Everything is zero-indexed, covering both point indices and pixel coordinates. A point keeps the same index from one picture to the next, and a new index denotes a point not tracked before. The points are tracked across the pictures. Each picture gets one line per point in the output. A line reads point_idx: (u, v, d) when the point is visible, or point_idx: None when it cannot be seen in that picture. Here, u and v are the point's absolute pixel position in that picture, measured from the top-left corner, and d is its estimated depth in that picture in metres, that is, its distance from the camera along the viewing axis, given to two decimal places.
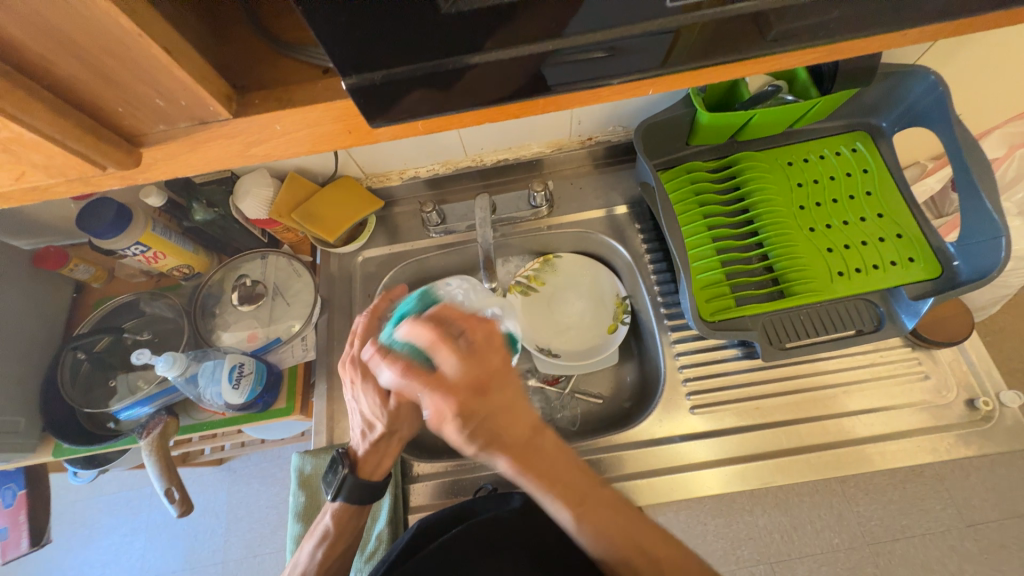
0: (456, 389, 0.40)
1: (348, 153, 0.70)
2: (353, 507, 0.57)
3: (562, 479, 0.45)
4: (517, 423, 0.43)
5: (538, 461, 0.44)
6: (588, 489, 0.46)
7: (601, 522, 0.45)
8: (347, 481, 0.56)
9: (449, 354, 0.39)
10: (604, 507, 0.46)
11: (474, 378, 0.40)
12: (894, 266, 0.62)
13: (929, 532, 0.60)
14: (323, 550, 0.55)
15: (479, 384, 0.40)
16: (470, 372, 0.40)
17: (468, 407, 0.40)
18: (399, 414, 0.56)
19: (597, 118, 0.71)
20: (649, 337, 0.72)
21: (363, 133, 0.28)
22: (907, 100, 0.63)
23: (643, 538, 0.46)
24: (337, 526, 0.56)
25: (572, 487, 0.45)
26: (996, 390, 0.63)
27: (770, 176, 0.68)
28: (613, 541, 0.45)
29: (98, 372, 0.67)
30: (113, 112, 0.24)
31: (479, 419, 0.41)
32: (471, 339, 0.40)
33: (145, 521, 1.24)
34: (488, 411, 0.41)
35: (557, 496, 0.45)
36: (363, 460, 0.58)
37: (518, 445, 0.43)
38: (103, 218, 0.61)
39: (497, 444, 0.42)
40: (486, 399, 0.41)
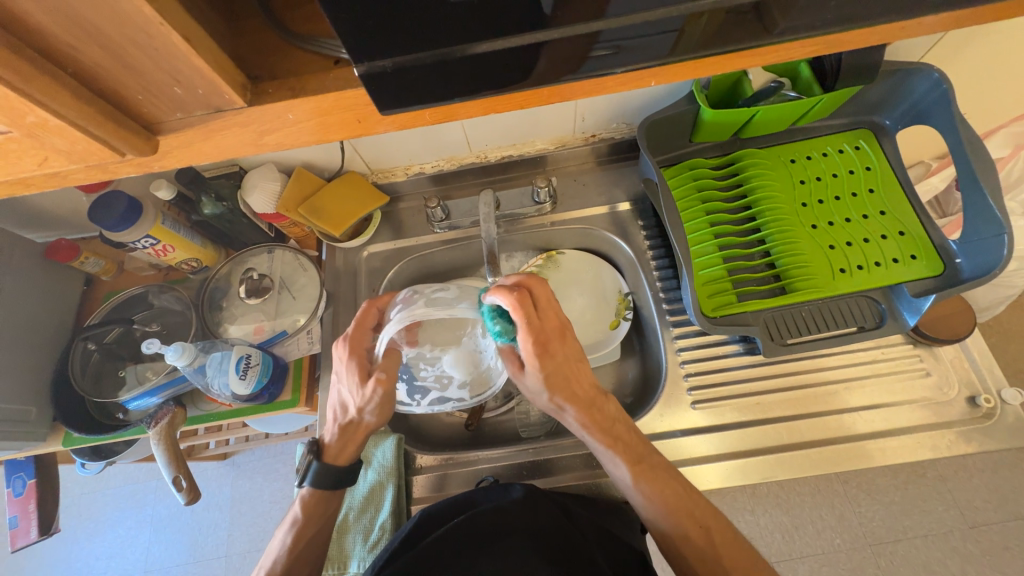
0: (544, 330, 0.52)
1: (354, 148, 0.71)
2: (320, 493, 0.59)
3: (620, 438, 0.54)
4: (582, 379, 0.55)
5: (602, 421, 0.55)
6: (646, 453, 0.54)
7: (651, 482, 0.52)
8: (312, 467, 0.58)
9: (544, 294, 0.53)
10: (660, 471, 0.53)
11: (554, 325, 0.53)
12: (896, 264, 0.62)
13: (929, 534, 0.74)
14: (292, 536, 0.57)
15: (559, 330, 0.53)
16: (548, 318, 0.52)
17: (551, 346, 0.53)
18: (370, 404, 0.58)
19: (601, 115, 0.72)
20: (651, 334, 0.73)
21: (371, 123, 0.29)
22: (910, 99, 0.63)
23: (691, 506, 0.52)
24: (307, 514, 0.58)
25: (630, 447, 0.54)
26: (998, 387, 0.63)
27: (773, 173, 0.69)
28: (661, 499, 0.52)
29: (108, 362, 0.69)
30: (132, 99, 0.25)
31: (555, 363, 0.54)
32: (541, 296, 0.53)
33: (150, 514, 1.25)
34: (563, 360, 0.54)
35: (617, 450, 0.54)
36: (332, 446, 0.61)
37: (585, 398, 0.55)
38: (115, 211, 0.62)
39: (566, 393, 0.55)
40: (561, 344, 0.53)
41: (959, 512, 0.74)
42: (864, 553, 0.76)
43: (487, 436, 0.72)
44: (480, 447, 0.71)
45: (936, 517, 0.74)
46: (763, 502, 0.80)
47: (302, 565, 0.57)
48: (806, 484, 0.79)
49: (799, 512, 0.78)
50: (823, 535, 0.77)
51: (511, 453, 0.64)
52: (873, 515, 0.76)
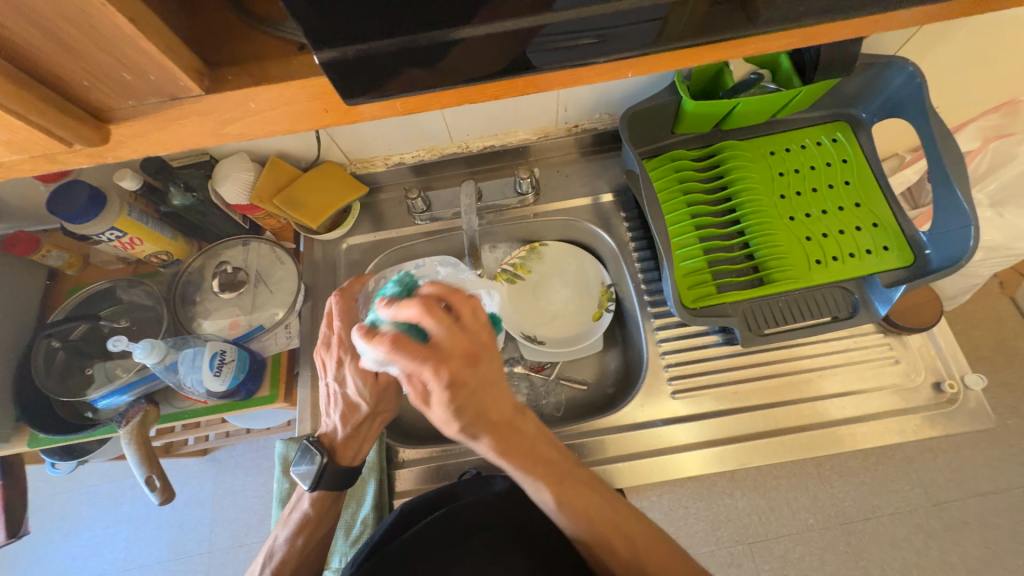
0: (453, 359, 0.39)
1: (331, 137, 0.69)
2: (331, 494, 0.58)
3: (540, 458, 0.48)
4: (501, 404, 0.45)
5: (514, 454, 0.47)
6: (567, 469, 0.50)
7: (575, 501, 0.48)
8: (328, 469, 0.57)
9: (444, 322, 0.39)
10: (581, 485, 0.50)
11: (470, 351, 0.40)
12: (869, 255, 0.64)
13: (895, 512, 0.78)
14: (303, 537, 0.57)
15: (473, 355, 0.40)
16: (453, 349, 0.39)
17: (464, 378, 0.40)
18: (384, 394, 0.60)
19: (583, 105, 0.71)
20: (632, 324, 0.73)
21: (340, 112, 0.27)
22: (885, 93, 0.64)
23: (616, 518, 0.49)
24: (317, 513, 0.57)
25: (552, 465, 0.49)
26: (961, 373, 0.66)
27: (753, 165, 0.69)
28: (581, 513, 0.48)
29: (74, 360, 0.66)
30: (77, 84, 0.24)
31: (468, 398, 0.41)
32: (460, 313, 0.40)
33: (128, 511, 1.22)
34: (478, 393, 0.42)
35: (537, 474, 0.48)
36: (342, 447, 0.59)
37: (501, 428, 0.46)
38: (75, 202, 0.59)
39: (481, 426, 0.44)
40: (478, 372, 0.41)
41: (924, 491, 0.79)
42: (834, 533, 0.79)
43: None
44: (463, 440, 0.70)
45: (902, 496, 0.78)
46: (742, 484, 0.80)
47: (311, 559, 0.57)
48: (782, 468, 0.80)
49: (776, 494, 0.79)
50: (798, 517, 0.79)
51: None
52: (845, 496, 0.78)
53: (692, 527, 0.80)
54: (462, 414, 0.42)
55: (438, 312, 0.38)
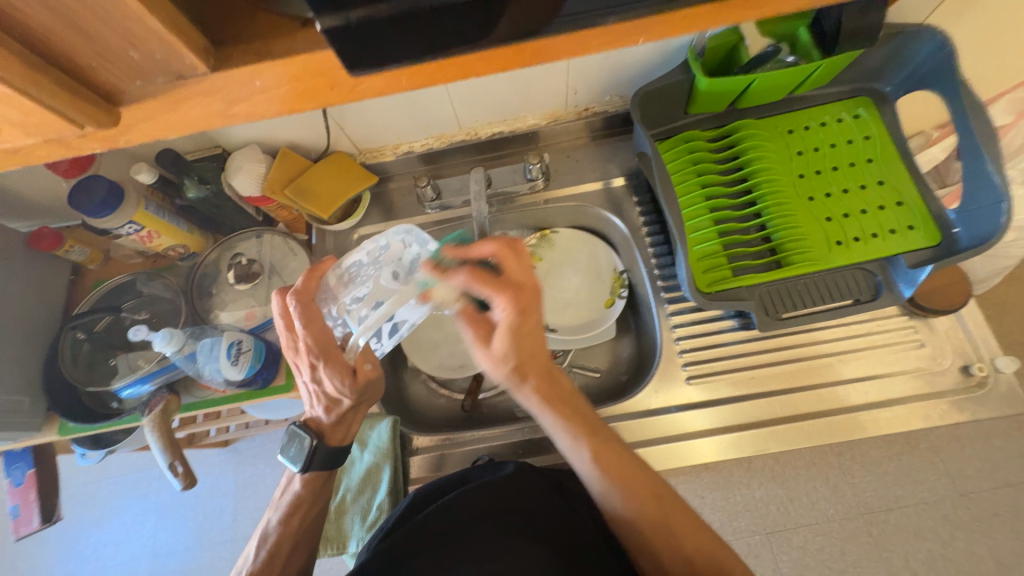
0: (521, 291, 0.46)
1: (341, 127, 0.69)
2: (323, 474, 0.59)
3: (579, 413, 0.53)
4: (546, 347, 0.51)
5: (558, 397, 0.53)
6: (602, 428, 0.53)
7: (606, 457, 0.51)
8: (317, 452, 0.58)
9: (513, 261, 0.46)
10: (611, 447, 0.52)
11: (530, 290, 0.46)
12: (894, 235, 0.61)
13: (920, 502, 0.76)
14: (296, 516, 0.58)
15: (536, 292, 0.47)
16: (523, 282, 0.46)
17: (529, 309, 0.46)
18: (362, 389, 0.58)
19: (593, 87, 0.70)
20: (646, 310, 0.73)
21: (344, 89, 0.27)
22: (913, 64, 0.61)
23: (648, 484, 0.50)
24: (309, 493, 0.58)
25: (587, 420, 0.53)
26: (991, 356, 0.63)
27: (770, 144, 0.67)
28: (609, 472, 0.50)
29: (99, 351, 0.68)
30: (85, 64, 0.24)
31: (527, 333, 0.48)
32: (524, 255, 0.46)
33: (155, 499, 1.27)
34: (534, 331, 0.49)
35: (575, 430, 0.51)
36: (331, 430, 0.60)
37: (543, 371, 0.52)
38: (95, 196, 0.60)
39: (529, 363, 0.51)
40: (540, 312, 0.47)
41: (951, 481, 0.76)
42: (856, 523, 0.77)
43: (484, 416, 0.72)
44: (477, 427, 0.71)
45: (927, 486, 0.76)
46: (759, 474, 0.79)
47: (304, 538, 0.58)
48: (802, 458, 0.78)
49: (794, 484, 0.78)
50: (817, 506, 0.78)
51: (509, 432, 0.64)
52: (867, 485, 0.77)
53: (708, 517, 0.79)
54: (520, 348, 0.49)
55: (511, 254, 0.46)
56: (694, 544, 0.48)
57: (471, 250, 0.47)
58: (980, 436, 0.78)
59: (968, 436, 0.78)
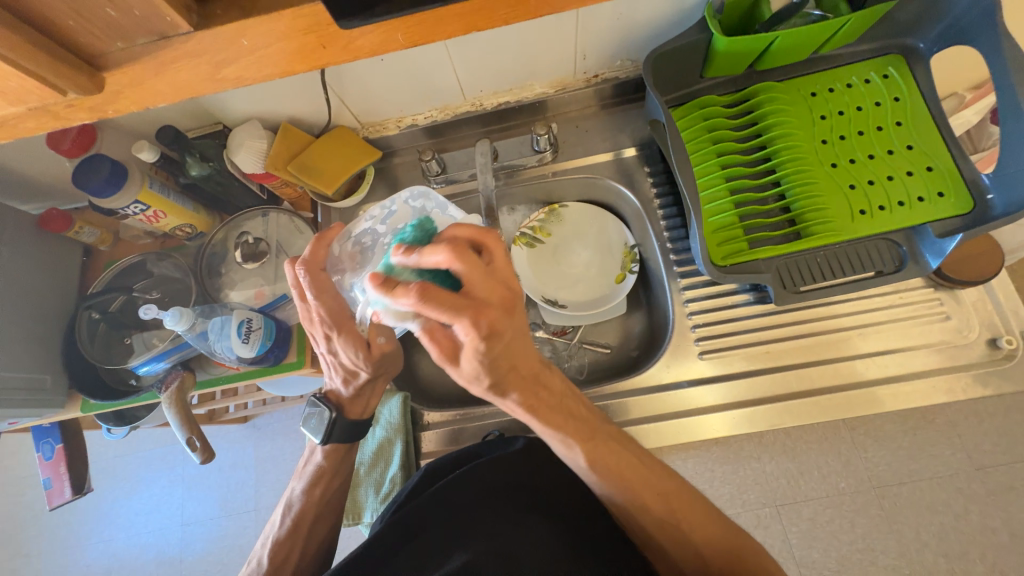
0: (488, 305, 0.37)
1: (342, 100, 0.67)
2: (343, 445, 0.60)
3: (570, 416, 0.47)
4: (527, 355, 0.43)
5: (547, 404, 0.46)
6: (595, 424, 0.49)
7: (604, 459, 0.47)
8: (338, 424, 0.59)
9: (475, 272, 0.38)
10: (610, 444, 0.48)
11: (498, 305, 0.38)
12: (922, 202, 0.58)
13: (935, 476, 0.75)
14: (320, 487, 0.59)
15: (511, 302, 0.39)
16: (493, 290, 0.38)
17: (502, 326, 0.38)
18: (378, 361, 0.58)
19: (604, 50, 0.66)
20: (658, 285, 0.71)
21: (338, 49, 0.28)
22: (950, 15, 0.56)
23: (652, 480, 0.48)
24: (331, 464, 0.59)
25: (582, 422, 0.48)
26: (1021, 328, 0.61)
27: (792, 109, 0.63)
28: (606, 471, 0.47)
29: (114, 331, 0.69)
30: (64, 25, 0.24)
31: (503, 352, 0.39)
32: (495, 256, 0.40)
33: (180, 473, 1.32)
34: (511, 344, 0.40)
35: (568, 432, 0.47)
36: (349, 404, 0.61)
37: (528, 379, 0.44)
38: (99, 175, 0.60)
39: (509, 380, 0.42)
40: (518, 320, 0.40)
41: (967, 455, 0.75)
42: (868, 496, 0.77)
43: None
44: (487, 403, 0.71)
45: (942, 460, 0.75)
46: (770, 448, 0.79)
47: (327, 510, 0.59)
48: (814, 432, 0.78)
49: (806, 458, 0.78)
50: (829, 480, 0.78)
51: None
52: (880, 459, 0.76)
53: (717, 490, 0.80)
54: (499, 366, 0.40)
55: (468, 260, 0.38)
56: (704, 537, 0.47)
57: (422, 258, 0.39)
58: (1000, 411, 0.76)
59: (986, 410, 0.76)
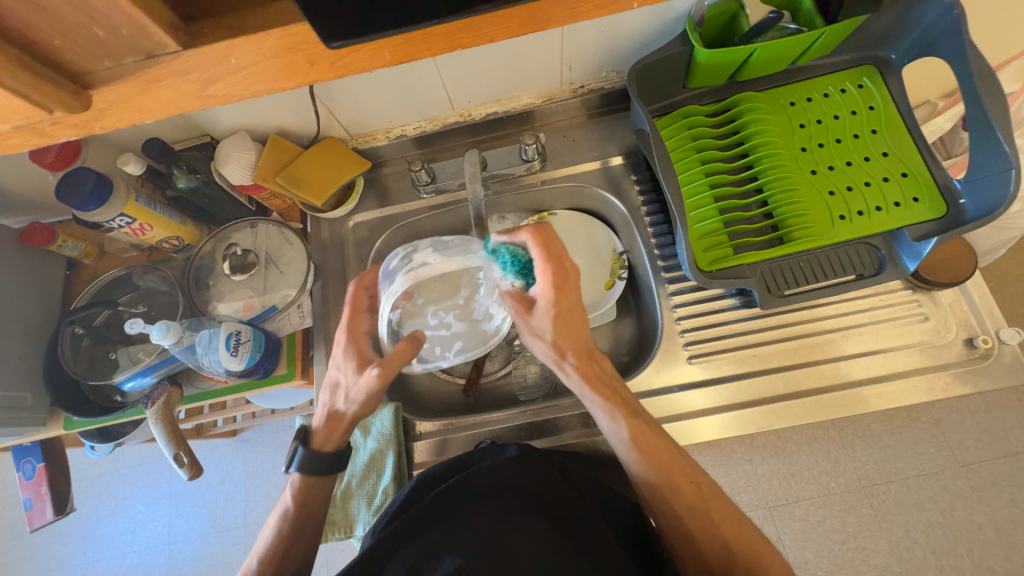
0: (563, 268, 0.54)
1: (330, 112, 0.67)
2: (308, 479, 0.58)
3: (616, 395, 0.55)
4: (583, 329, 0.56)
5: (602, 378, 0.56)
6: (639, 412, 0.55)
7: (646, 441, 0.53)
8: (301, 454, 0.57)
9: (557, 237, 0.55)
10: (650, 432, 0.54)
11: (571, 269, 0.54)
12: (898, 207, 0.60)
13: (921, 473, 0.77)
14: (285, 522, 0.57)
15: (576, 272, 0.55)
16: (566, 258, 0.54)
17: (569, 284, 0.54)
18: (358, 400, 0.56)
19: (589, 63, 0.67)
20: (646, 291, 0.72)
21: (323, 66, 0.28)
22: (918, 28, 0.59)
23: (684, 465, 0.53)
24: (297, 501, 0.58)
25: (625, 404, 0.55)
26: (996, 328, 0.62)
27: (772, 118, 0.65)
28: (653, 460, 0.52)
29: (98, 346, 0.68)
30: (49, 45, 0.25)
31: (566, 306, 0.54)
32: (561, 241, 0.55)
33: (168, 489, 1.29)
34: (572, 308, 0.55)
35: (613, 408, 0.54)
36: (321, 437, 0.59)
37: (585, 349, 0.56)
38: (82, 189, 0.59)
39: (569, 336, 0.55)
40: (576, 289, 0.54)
41: (951, 452, 0.77)
42: (857, 496, 0.78)
43: (486, 399, 0.73)
44: (479, 412, 0.71)
45: (928, 458, 0.77)
46: (761, 451, 0.81)
47: (298, 545, 0.57)
48: (803, 433, 0.80)
49: (796, 459, 0.79)
50: (819, 480, 0.79)
51: (511, 415, 0.65)
52: (868, 459, 0.78)
53: None
54: (561, 321, 0.55)
55: (547, 237, 0.54)
56: (731, 531, 0.50)
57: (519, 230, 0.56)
58: (981, 408, 0.78)
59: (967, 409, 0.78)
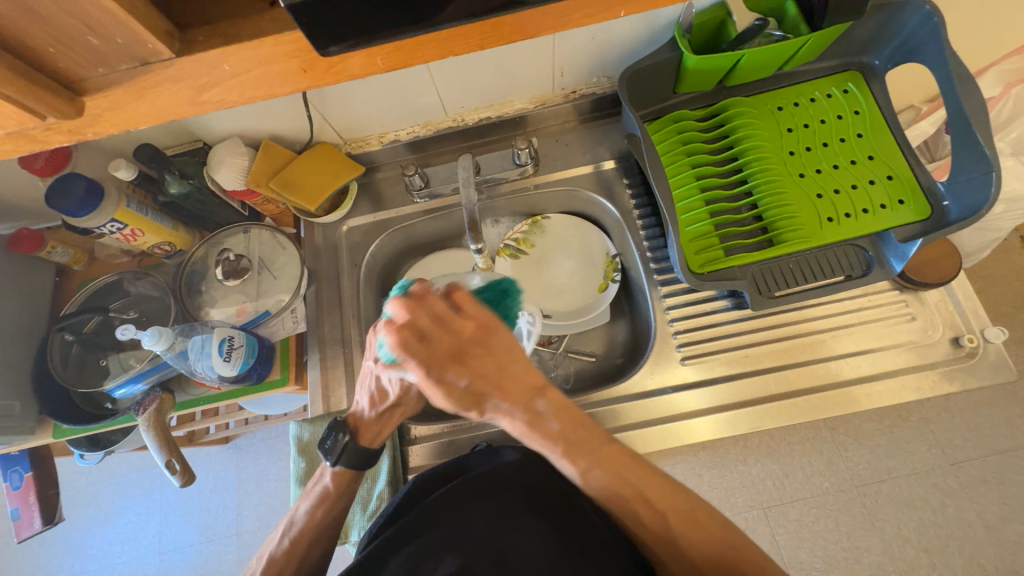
0: (439, 356, 0.41)
1: (323, 117, 0.68)
2: (351, 471, 0.58)
3: (567, 437, 0.46)
4: (514, 385, 0.44)
5: (545, 427, 0.45)
6: (595, 446, 0.47)
7: (604, 470, 0.47)
8: (348, 446, 0.56)
9: (427, 315, 0.42)
10: (608, 460, 0.47)
11: (452, 350, 0.41)
12: (884, 209, 0.61)
13: (912, 472, 0.78)
14: (323, 509, 0.57)
15: (463, 349, 0.42)
16: (440, 338, 0.41)
17: (458, 369, 0.42)
18: (414, 394, 0.56)
19: (580, 68, 0.68)
20: (639, 294, 0.73)
21: (318, 72, 0.28)
22: (901, 35, 0.60)
23: (641, 482, 0.48)
24: (338, 487, 0.57)
25: (579, 445, 0.46)
26: (981, 327, 0.64)
27: (760, 122, 0.67)
28: (613, 484, 0.47)
29: (88, 353, 0.67)
30: (44, 52, 0.25)
31: (467, 381, 0.42)
32: (439, 311, 0.42)
33: (158, 499, 1.27)
34: (477, 379, 0.43)
35: (562, 454, 0.46)
36: (364, 427, 0.58)
37: (517, 404, 0.44)
38: (73, 195, 0.59)
39: (493, 405, 0.44)
40: (472, 363, 0.42)
41: (941, 451, 0.78)
42: (850, 495, 0.78)
43: None
44: (474, 415, 0.71)
45: (918, 457, 0.78)
46: (755, 451, 0.81)
47: (328, 530, 0.58)
48: (796, 434, 0.79)
49: (790, 459, 0.80)
50: (812, 480, 0.79)
51: None
52: (860, 458, 0.78)
53: (707, 494, 0.80)
54: (466, 398, 0.43)
55: (412, 322, 0.41)
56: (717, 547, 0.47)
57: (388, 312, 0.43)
58: (969, 406, 0.80)
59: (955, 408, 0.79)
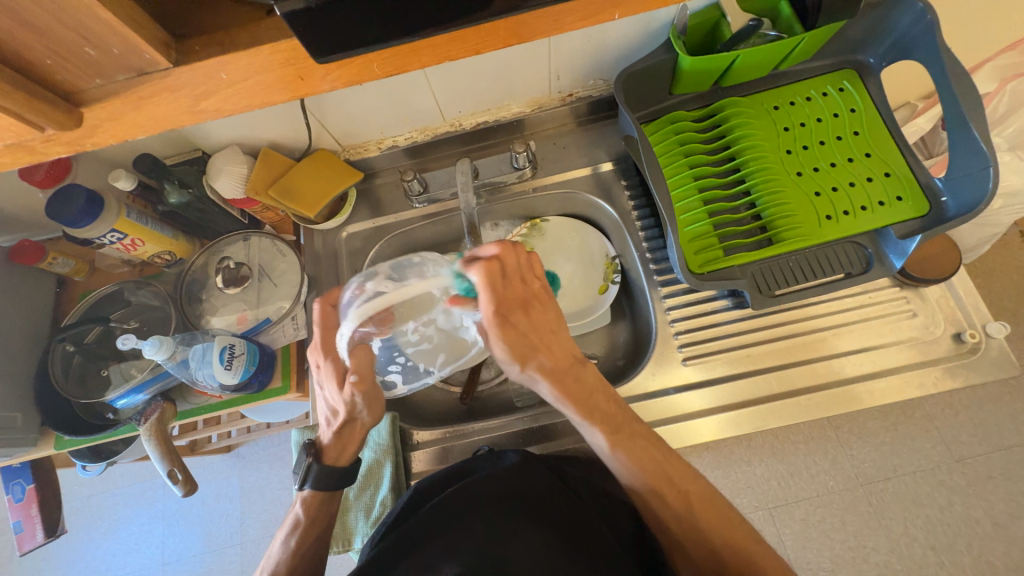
0: (509, 298, 0.51)
1: (322, 124, 0.68)
2: (322, 494, 0.58)
3: (596, 408, 0.54)
4: (559, 347, 0.55)
5: (578, 390, 0.54)
6: (623, 422, 0.54)
7: (630, 450, 0.52)
8: (312, 471, 0.57)
9: (512, 260, 0.52)
10: (635, 439, 0.53)
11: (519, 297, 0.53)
12: (882, 207, 0.61)
13: (918, 470, 0.77)
14: (296, 537, 0.56)
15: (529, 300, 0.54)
16: (515, 284, 0.52)
17: (518, 314, 0.53)
18: (360, 404, 0.58)
19: (576, 71, 0.69)
20: (639, 295, 0.73)
21: (314, 80, 0.29)
22: (895, 32, 0.60)
23: (669, 468, 0.52)
24: (309, 513, 0.57)
25: (607, 415, 0.54)
26: (983, 322, 0.64)
27: (757, 122, 0.67)
28: (644, 468, 0.52)
29: (90, 363, 0.67)
30: (42, 65, 0.25)
31: (522, 330, 0.53)
32: (522, 259, 0.53)
33: (161, 508, 1.27)
34: (538, 323, 0.55)
35: (594, 421, 0.53)
36: (328, 448, 0.59)
37: (559, 367, 0.54)
38: (73, 206, 0.59)
39: (539, 363, 0.54)
40: (538, 308, 0.55)
41: (947, 448, 0.77)
42: (856, 493, 0.78)
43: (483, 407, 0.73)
44: (476, 419, 0.71)
45: (924, 454, 0.77)
46: (759, 451, 0.80)
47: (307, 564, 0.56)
48: (800, 433, 0.79)
49: (794, 458, 0.79)
50: (818, 479, 0.79)
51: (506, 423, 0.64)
52: (865, 457, 0.78)
53: None
54: (518, 350, 0.53)
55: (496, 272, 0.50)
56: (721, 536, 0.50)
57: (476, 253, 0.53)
58: (974, 402, 0.79)
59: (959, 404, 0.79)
